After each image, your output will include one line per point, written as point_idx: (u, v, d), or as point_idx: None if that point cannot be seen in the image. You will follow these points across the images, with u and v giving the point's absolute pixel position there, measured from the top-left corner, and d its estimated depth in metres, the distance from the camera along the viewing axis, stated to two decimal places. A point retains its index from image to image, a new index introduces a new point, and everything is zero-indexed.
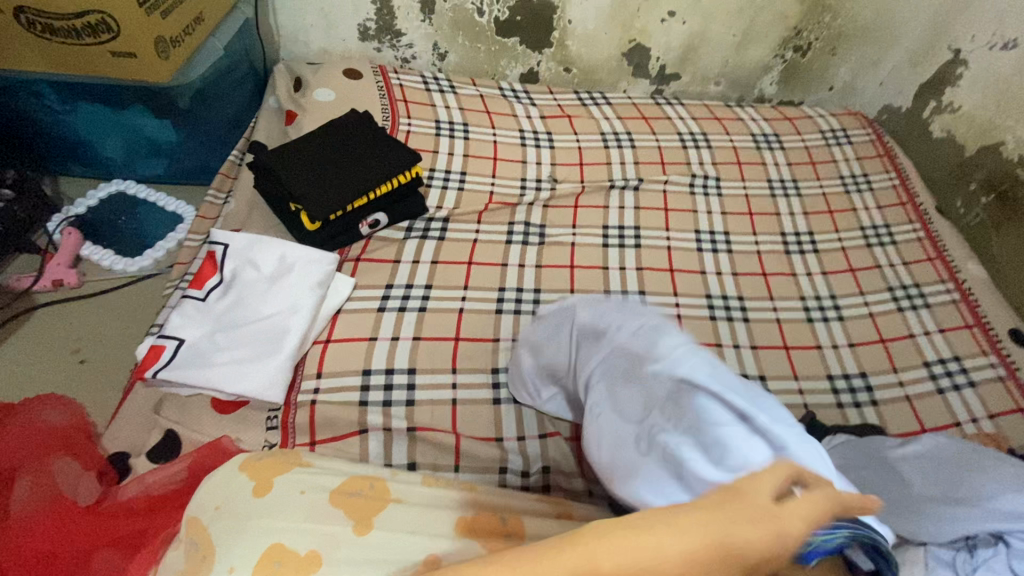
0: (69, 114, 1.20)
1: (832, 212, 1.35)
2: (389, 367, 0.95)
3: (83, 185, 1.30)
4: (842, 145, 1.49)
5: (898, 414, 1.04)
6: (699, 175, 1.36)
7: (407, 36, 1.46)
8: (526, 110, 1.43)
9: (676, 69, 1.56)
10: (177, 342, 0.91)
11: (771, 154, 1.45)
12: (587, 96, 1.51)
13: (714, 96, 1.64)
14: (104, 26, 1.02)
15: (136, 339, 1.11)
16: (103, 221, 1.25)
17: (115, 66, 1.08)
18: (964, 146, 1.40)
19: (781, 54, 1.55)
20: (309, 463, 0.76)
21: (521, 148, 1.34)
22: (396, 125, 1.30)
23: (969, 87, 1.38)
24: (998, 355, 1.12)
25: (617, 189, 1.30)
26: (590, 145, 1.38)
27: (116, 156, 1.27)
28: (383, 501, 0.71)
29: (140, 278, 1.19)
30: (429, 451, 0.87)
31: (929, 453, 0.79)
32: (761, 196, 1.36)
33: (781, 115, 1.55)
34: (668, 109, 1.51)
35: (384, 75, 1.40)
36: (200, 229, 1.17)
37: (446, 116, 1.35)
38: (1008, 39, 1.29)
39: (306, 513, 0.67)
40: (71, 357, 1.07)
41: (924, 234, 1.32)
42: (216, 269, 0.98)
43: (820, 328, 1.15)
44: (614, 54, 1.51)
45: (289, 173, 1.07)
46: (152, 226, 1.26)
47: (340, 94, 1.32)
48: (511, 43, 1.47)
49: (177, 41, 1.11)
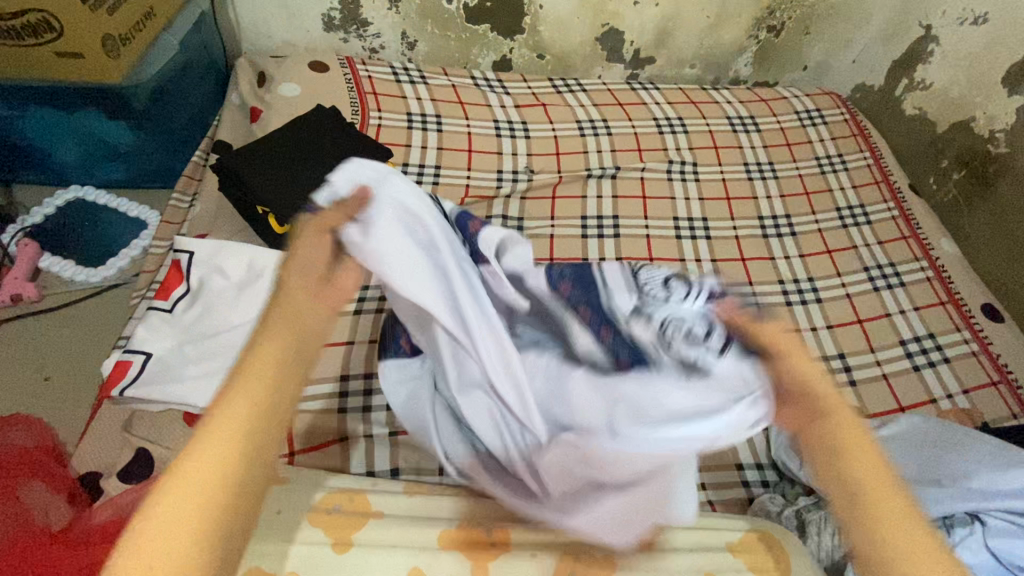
0: (17, 118, 1.14)
1: (808, 194, 1.36)
2: (368, 372, 0.92)
3: (38, 192, 1.24)
4: (817, 126, 1.49)
5: (875, 393, 1.05)
6: (676, 162, 1.35)
7: (374, 25, 1.41)
8: (499, 99, 1.40)
9: (650, 53, 1.54)
10: (144, 357, 0.86)
11: (747, 137, 1.44)
12: (561, 82, 1.49)
13: (689, 78, 1.62)
14: (46, 25, 0.96)
15: (104, 353, 1.07)
16: (61, 230, 1.19)
17: (66, 68, 1.04)
18: (936, 123, 1.42)
19: (755, 35, 1.53)
20: (287, 480, 0.74)
21: (497, 139, 1.32)
22: (367, 119, 1.27)
23: (939, 64, 1.39)
24: (971, 331, 1.15)
25: (594, 178, 1.29)
26: (566, 134, 1.36)
27: (72, 161, 1.21)
28: (364, 517, 0.70)
29: (103, 289, 1.14)
30: (411, 455, 0.85)
31: (907, 433, 0.81)
32: (737, 180, 1.36)
33: (755, 97, 1.54)
34: (643, 94, 1.49)
35: (352, 66, 1.35)
36: (165, 235, 1.13)
37: (418, 108, 1.32)
38: (978, 14, 1.29)
39: (285, 532, 0.67)
40: (34, 375, 1.03)
41: (898, 213, 1.33)
42: (182, 278, 0.93)
43: (799, 311, 1.16)
44: (587, 39, 1.48)
45: (256, 174, 1.03)
46: (116, 233, 1.21)
47: (307, 89, 1.28)
48: (483, 30, 1.44)
49: (127, 38, 1.06)
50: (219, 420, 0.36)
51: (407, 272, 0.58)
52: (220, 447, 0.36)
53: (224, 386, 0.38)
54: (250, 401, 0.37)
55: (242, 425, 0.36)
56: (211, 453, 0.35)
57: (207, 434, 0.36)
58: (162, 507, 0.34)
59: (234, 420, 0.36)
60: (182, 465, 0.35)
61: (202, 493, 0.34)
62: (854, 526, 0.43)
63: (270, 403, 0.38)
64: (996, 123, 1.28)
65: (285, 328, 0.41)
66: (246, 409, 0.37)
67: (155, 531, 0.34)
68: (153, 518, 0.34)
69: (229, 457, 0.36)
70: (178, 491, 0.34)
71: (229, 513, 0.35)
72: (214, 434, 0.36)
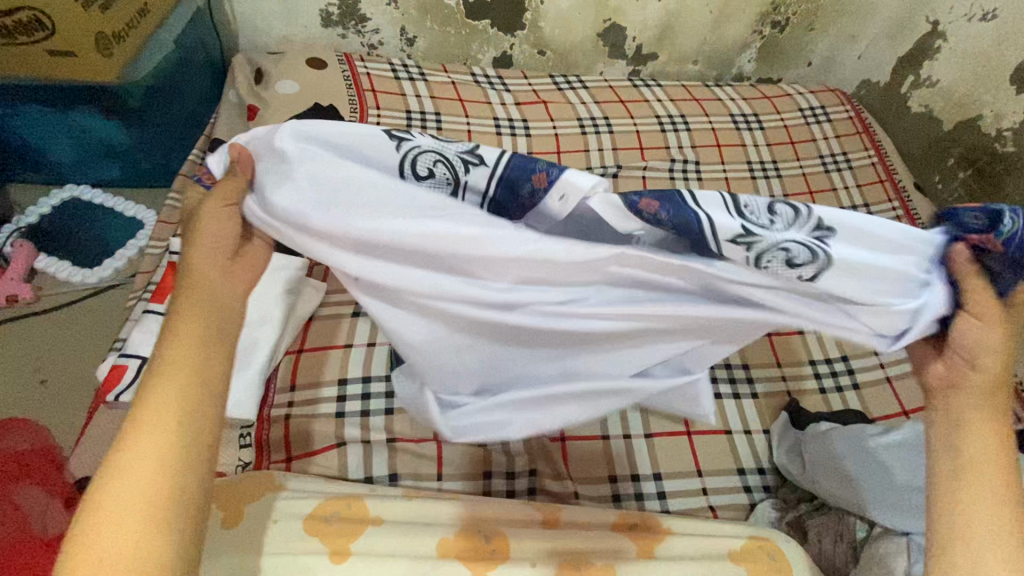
0: (9, 117, 1.12)
1: (812, 193, 1.34)
2: (366, 375, 0.91)
3: (35, 191, 1.23)
4: (821, 123, 1.47)
5: (879, 396, 1.03)
6: (679, 160, 1.33)
7: (373, 21, 1.39)
8: (500, 96, 1.38)
9: (653, 49, 1.52)
10: (140, 361, 0.85)
11: (750, 134, 1.42)
12: (563, 79, 1.47)
13: (692, 75, 1.60)
14: (37, 23, 0.94)
15: (101, 355, 1.07)
16: (58, 229, 1.18)
17: (56, 67, 1.03)
18: (941, 121, 1.40)
19: (759, 30, 1.51)
20: (284, 488, 0.73)
21: (497, 137, 1.30)
22: (365, 117, 1.25)
23: (946, 61, 1.37)
24: None
25: (596, 177, 1.28)
26: (568, 132, 1.35)
27: (68, 160, 1.20)
28: (362, 524, 0.69)
29: (101, 290, 1.14)
30: (411, 460, 0.85)
31: (913, 441, 0.77)
32: (741, 179, 1.34)
33: (759, 94, 1.52)
34: (645, 90, 1.47)
35: (351, 63, 1.34)
36: (163, 235, 1.12)
37: (417, 106, 1.30)
38: (987, 11, 1.26)
39: (282, 542, 0.66)
40: (31, 377, 1.02)
41: (902, 212, 1.32)
42: None
43: None
44: (589, 35, 1.46)
45: None
46: (112, 233, 1.20)
47: (304, 86, 1.26)
48: (483, 26, 1.41)
49: (121, 36, 1.04)
50: (145, 420, 0.41)
51: (363, 252, 0.47)
52: (150, 444, 0.40)
53: (146, 390, 0.42)
54: (170, 398, 0.42)
55: (166, 423, 0.41)
56: (138, 451, 0.40)
57: (135, 436, 0.41)
58: (102, 508, 0.38)
59: (165, 405, 0.42)
60: (115, 465, 0.40)
61: (136, 487, 0.39)
62: (934, 503, 0.46)
63: (192, 398, 0.43)
64: (1004, 122, 1.27)
65: (197, 326, 0.45)
66: (167, 407, 0.42)
67: (98, 529, 0.38)
68: (93, 518, 0.38)
69: (157, 451, 0.40)
70: (116, 490, 0.39)
71: (166, 500, 0.40)
72: (142, 436, 0.41)
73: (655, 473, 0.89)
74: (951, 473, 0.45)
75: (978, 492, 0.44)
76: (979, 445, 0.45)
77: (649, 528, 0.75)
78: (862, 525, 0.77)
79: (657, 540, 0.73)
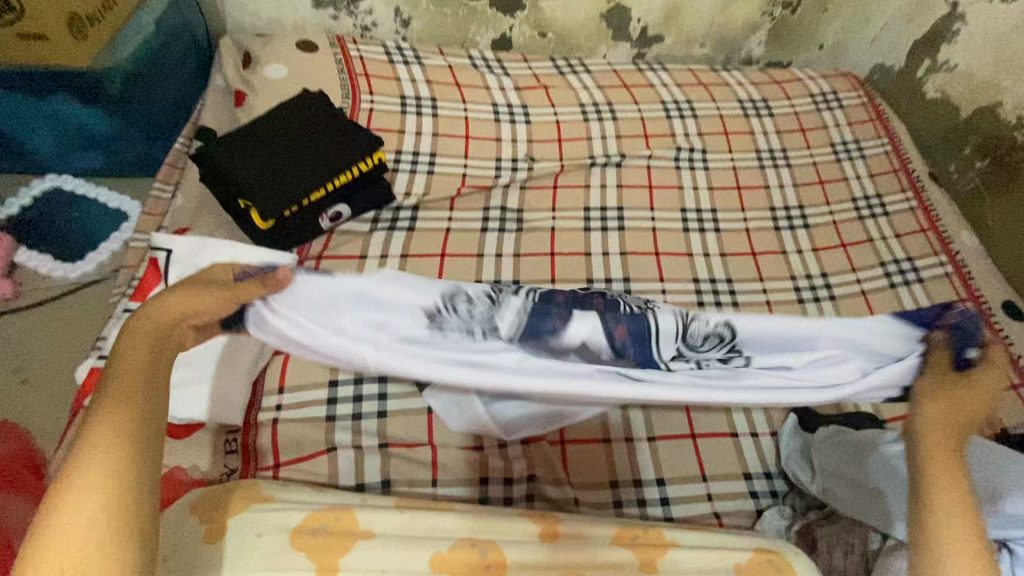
0: None
1: (823, 183, 1.29)
2: (358, 377, 0.87)
3: (13, 182, 1.18)
4: (833, 110, 1.41)
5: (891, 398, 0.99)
6: (685, 149, 1.28)
7: (366, 2, 1.33)
8: (498, 81, 1.32)
9: (659, 31, 1.45)
10: None
11: (759, 122, 1.37)
12: (564, 63, 1.41)
13: (699, 58, 1.54)
14: (5, 4, 0.96)
15: (84, 354, 1.03)
16: (38, 222, 1.14)
17: (22, 51, 1.03)
18: (959, 108, 1.34)
19: (770, 11, 1.44)
20: (271, 499, 0.69)
21: (495, 124, 1.25)
22: (357, 103, 1.20)
23: (965, 45, 1.31)
24: (991, 331, 1.09)
25: (598, 166, 1.22)
26: (569, 119, 1.29)
27: (47, 149, 1.15)
28: (351, 537, 0.66)
29: (83, 286, 1.09)
30: (405, 467, 0.82)
31: None
32: (749, 169, 1.29)
33: (769, 79, 1.45)
34: (650, 75, 1.41)
35: (343, 46, 1.28)
36: (146, 228, 1.07)
37: (411, 91, 1.24)
38: None
39: (267, 557, 0.63)
40: (11, 377, 0.99)
41: (917, 203, 1.27)
42: (159, 278, 0.88)
43: (811, 309, 1.10)
44: (592, 16, 1.40)
45: (237, 166, 0.98)
46: (95, 225, 1.15)
47: (294, 70, 1.20)
48: (481, 6, 1.35)
49: (94, 19, 1.03)
50: (99, 436, 0.45)
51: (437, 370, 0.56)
52: (102, 458, 0.44)
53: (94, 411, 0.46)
54: (120, 415, 0.46)
55: (117, 437, 0.45)
56: (89, 466, 0.43)
57: (86, 452, 0.44)
58: (58, 521, 0.42)
59: (116, 422, 0.46)
60: (68, 480, 0.43)
61: (92, 496, 0.43)
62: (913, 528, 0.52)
63: (146, 414, 0.47)
64: None
65: (142, 348, 0.50)
66: (116, 423, 0.46)
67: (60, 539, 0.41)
68: (52, 529, 0.42)
69: (111, 463, 0.44)
70: (69, 503, 0.42)
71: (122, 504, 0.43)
72: (92, 452, 0.44)
73: (658, 479, 0.86)
74: (917, 498, 0.52)
75: (940, 515, 0.50)
76: (940, 470, 0.51)
77: (652, 541, 0.72)
78: (875, 536, 0.74)
79: (661, 553, 0.70)
